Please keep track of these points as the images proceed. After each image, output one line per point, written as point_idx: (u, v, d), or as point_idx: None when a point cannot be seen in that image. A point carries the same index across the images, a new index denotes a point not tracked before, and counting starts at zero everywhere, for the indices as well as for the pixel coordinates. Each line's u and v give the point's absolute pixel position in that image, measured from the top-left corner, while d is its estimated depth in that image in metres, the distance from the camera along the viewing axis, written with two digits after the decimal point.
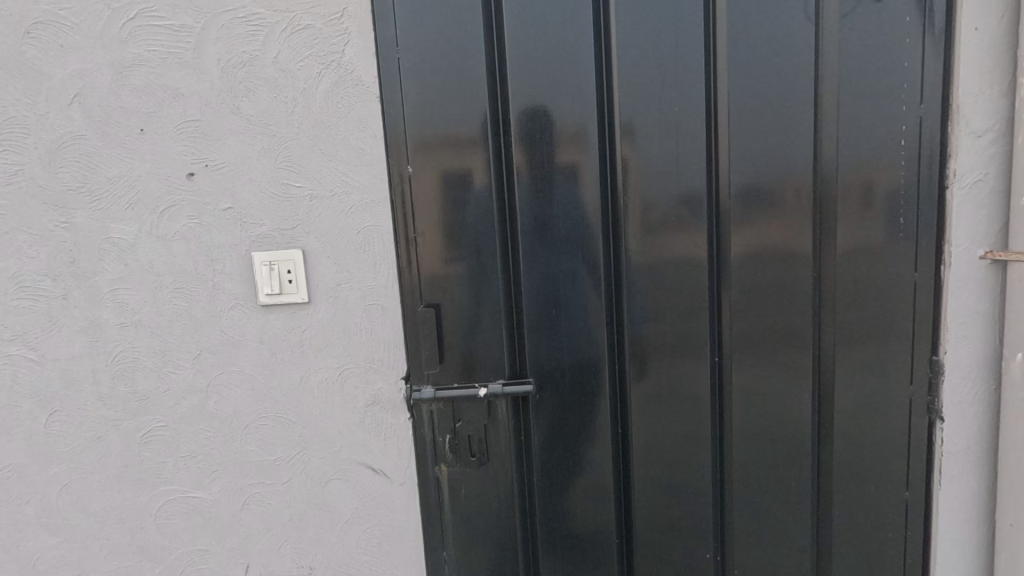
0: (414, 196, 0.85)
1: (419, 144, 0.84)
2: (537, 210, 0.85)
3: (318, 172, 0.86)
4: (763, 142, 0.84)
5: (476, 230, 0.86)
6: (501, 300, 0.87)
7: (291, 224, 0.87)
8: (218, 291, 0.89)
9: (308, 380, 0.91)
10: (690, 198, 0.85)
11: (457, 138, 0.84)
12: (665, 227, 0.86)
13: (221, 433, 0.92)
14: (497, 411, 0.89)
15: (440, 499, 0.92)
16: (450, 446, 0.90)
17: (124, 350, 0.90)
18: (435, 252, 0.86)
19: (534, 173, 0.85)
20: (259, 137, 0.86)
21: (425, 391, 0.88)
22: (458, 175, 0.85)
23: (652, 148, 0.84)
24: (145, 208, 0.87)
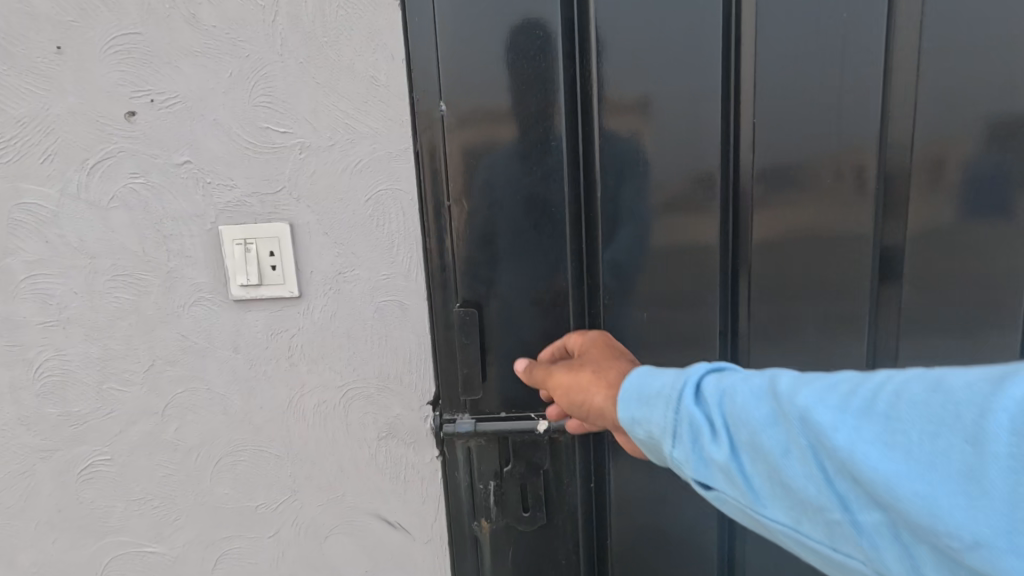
0: (450, 151, 0.59)
1: (458, 76, 0.58)
2: (629, 172, 0.60)
3: (309, 112, 0.60)
4: (973, 67, 0.56)
5: (540, 201, 0.60)
6: (572, 300, 0.62)
7: (273, 187, 0.62)
8: (175, 281, 0.65)
9: (299, 402, 0.67)
10: (853, 156, 0.58)
11: (513, 66, 0.57)
12: (814, 199, 0.60)
13: (184, 470, 0.69)
14: (560, 452, 0.64)
15: (478, 564, 0.68)
16: (494, 498, 0.65)
17: (51, 358, 0.66)
18: (477, 229, 0.60)
19: (624, 119, 0.58)
20: (224, 59, 0.59)
21: (463, 426, 0.63)
22: (513, 115, 0.58)
23: (802, 83, 0.57)
24: (71, 163, 0.62)
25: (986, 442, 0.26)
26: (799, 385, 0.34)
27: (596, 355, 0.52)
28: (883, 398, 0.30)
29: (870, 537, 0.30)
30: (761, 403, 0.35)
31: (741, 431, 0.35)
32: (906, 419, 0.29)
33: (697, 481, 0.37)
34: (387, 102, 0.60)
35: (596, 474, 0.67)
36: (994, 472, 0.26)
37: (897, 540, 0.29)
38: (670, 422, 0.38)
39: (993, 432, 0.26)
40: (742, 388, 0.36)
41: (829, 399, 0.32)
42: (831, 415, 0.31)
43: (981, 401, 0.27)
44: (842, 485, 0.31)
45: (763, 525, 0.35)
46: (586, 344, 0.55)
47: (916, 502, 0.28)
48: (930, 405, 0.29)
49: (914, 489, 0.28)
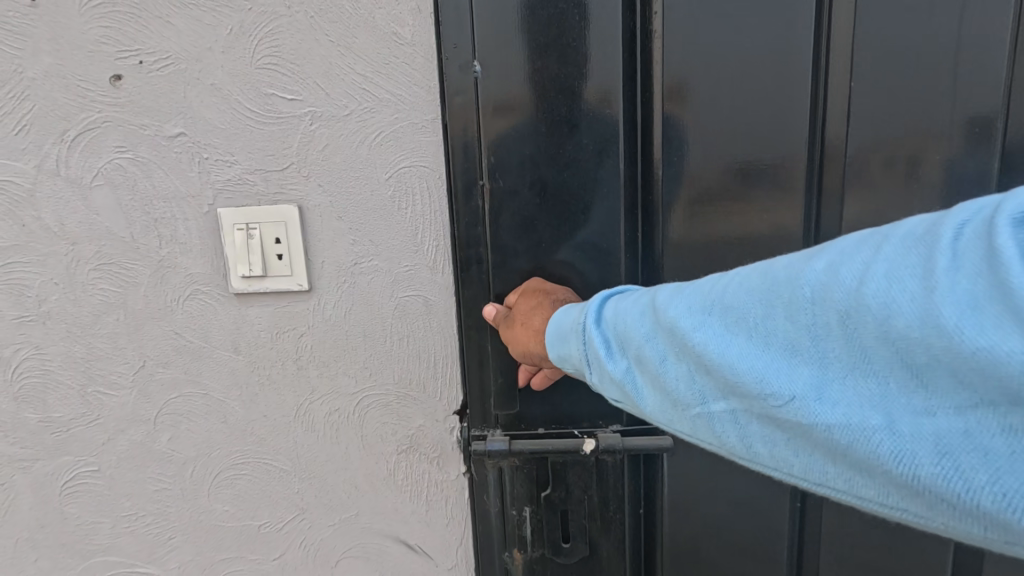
0: (486, 123, 0.51)
1: (495, 31, 0.49)
2: (697, 146, 0.50)
3: (322, 76, 0.52)
4: None
5: (591, 182, 0.52)
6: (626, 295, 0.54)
7: (280, 164, 0.53)
8: (167, 271, 0.56)
9: (308, 410, 0.59)
10: (974, 127, 0.48)
11: (560, 20, 0.49)
12: (924, 181, 0.50)
13: (179, 485, 0.61)
14: (609, 473, 0.56)
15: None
16: (529, 525, 0.57)
17: (29, 357, 0.59)
18: (517, 208, 0.52)
19: (691, 78, 0.49)
20: (224, 13, 0.51)
21: (494, 444, 0.53)
22: (558, 72, 0.49)
23: (918, 37, 0.47)
24: (48, 135, 0.54)
25: (821, 304, 0.26)
26: (663, 289, 0.35)
27: (525, 306, 0.49)
28: (727, 285, 0.31)
29: (742, 429, 0.31)
30: (637, 311, 0.36)
31: (624, 342, 0.36)
32: (746, 304, 0.29)
33: (617, 397, 0.38)
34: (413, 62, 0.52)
35: (646, 498, 0.59)
36: (825, 337, 0.26)
37: (768, 427, 0.29)
38: (589, 354, 0.38)
39: (810, 293, 0.27)
40: (622, 303, 0.38)
41: (694, 307, 0.32)
42: (686, 313, 0.32)
43: (805, 269, 0.27)
44: (703, 380, 0.31)
45: (664, 426, 0.36)
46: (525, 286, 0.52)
47: (808, 406, 0.27)
48: (771, 281, 0.29)
49: (777, 381, 0.27)
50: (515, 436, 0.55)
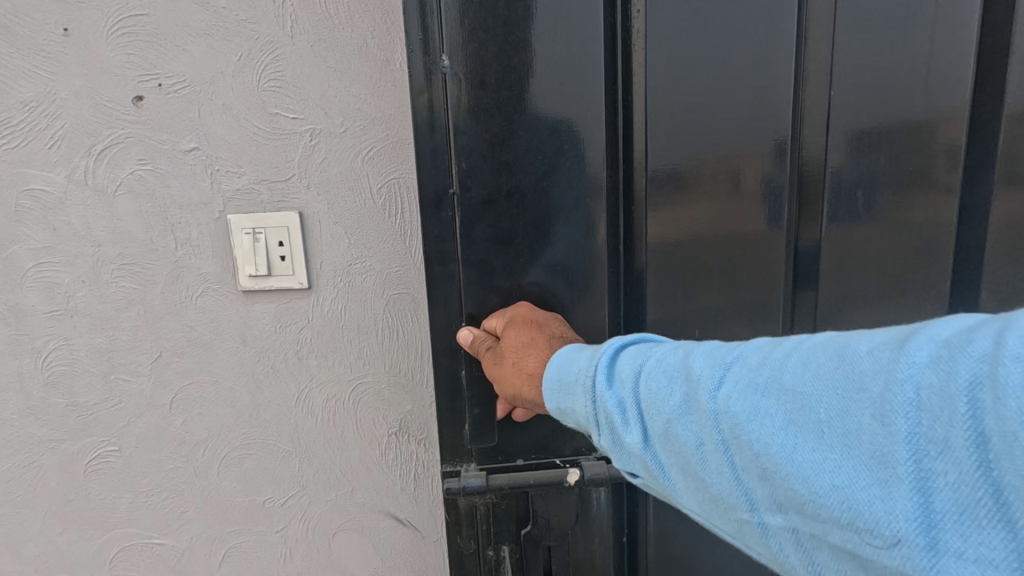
0: (459, 126, 0.48)
1: (467, 33, 0.47)
2: (677, 147, 0.50)
3: (321, 97, 0.58)
4: None
5: (572, 187, 0.51)
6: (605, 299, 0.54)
7: (284, 175, 0.60)
8: (182, 270, 0.63)
9: (307, 397, 0.65)
10: (947, 130, 0.49)
11: (534, 21, 0.47)
12: (897, 181, 0.50)
13: (192, 464, 0.68)
14: (592, 506, 0.57)
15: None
16: (508, 562, 0.57)
17: (57, 348, 0.65)
18: (489, 209, 0.50)
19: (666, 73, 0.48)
20: (234, 41, 0.57)
21: (470, 482, 0.53)
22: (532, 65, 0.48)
23: (889, 45, 0.48)
24: (77, 148, 0.60)
25: (929, 424, 0.22)
26: (706, 363, 0.31)
27: (516, 342, 0.48)
28: (790, 372, 0.27)
29: (805, 550, 0.27)
30: (673, 386, 0.32)
31: (657, 421, 0.33)
32: (821, 402, 0.26)
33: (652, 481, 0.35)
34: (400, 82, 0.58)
35: (626, 526, 0.60)
36: (930, 465, 0.22)
37: (846, 560, 0.26)
38: (622, 430, 0.35)
39: (903, 408, 0.23)
40: (654, 374, 0.34)
41: (751, 396, 0.28)
42: (744, 403, 0.28)
43: (896, 372, 0.24)
44: (769, 492, 0.28)
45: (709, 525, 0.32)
46: (511, 314, 0.51)
47: (914, 554, 0.23)
48: (852, 378, 0.25)
49: (869, 511, 0.24)
50: (491, 470, 0.56)
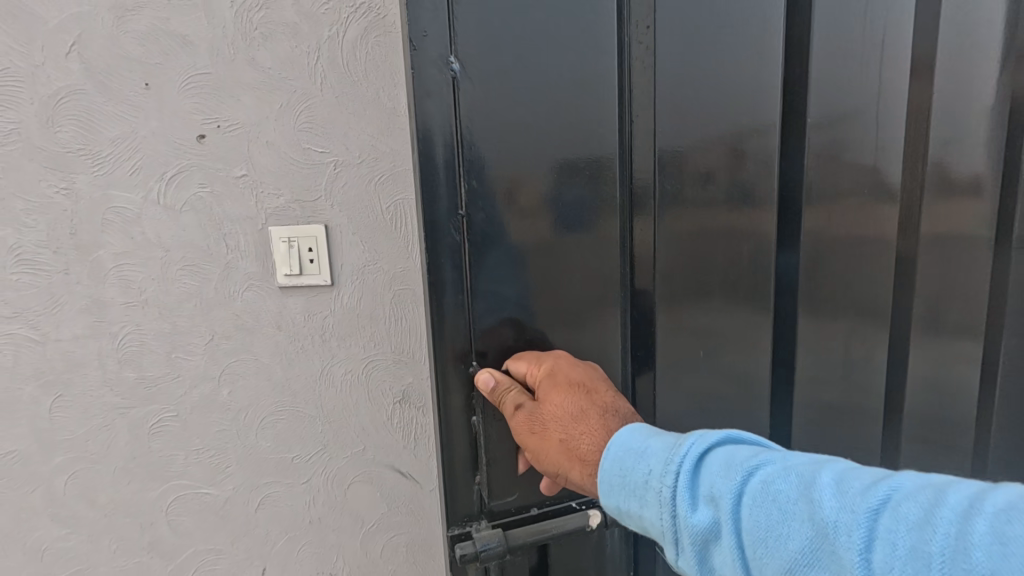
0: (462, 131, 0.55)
1: (468, 47, 0.54)
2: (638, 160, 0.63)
3: (343, 136, 0.75)
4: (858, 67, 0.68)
5: (575, 201, 0.60)
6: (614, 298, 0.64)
7: (313, 196, 0.76)
8: (231, 270, 0.79)
9: (329, 372, 0.81)
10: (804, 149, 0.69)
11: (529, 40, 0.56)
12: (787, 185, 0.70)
13: (235, 426, 0.84)
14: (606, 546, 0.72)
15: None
16: None
17: (130, 332, 0.82)
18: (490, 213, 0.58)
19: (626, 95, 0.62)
20: (276, 93, 0.74)
21: (489, 544, 0.61)
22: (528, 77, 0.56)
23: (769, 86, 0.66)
24: (152, 174, 0.77)
25: None
26: (843, 511, 0.36)
27: (565, 413, 0.54)
28: (965, 548, 0.32)
29: None
30: (796, 529, 0.38)
31: (775, 561, 0.38)
32: None
33: None
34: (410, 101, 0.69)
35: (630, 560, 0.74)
36: None
37: None
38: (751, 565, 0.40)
39: None
40: (785, 521, 0.38)
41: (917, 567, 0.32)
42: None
43: None
44: None
45: None
46: (548, 384, 0.57)
47: None
48: None
49: None
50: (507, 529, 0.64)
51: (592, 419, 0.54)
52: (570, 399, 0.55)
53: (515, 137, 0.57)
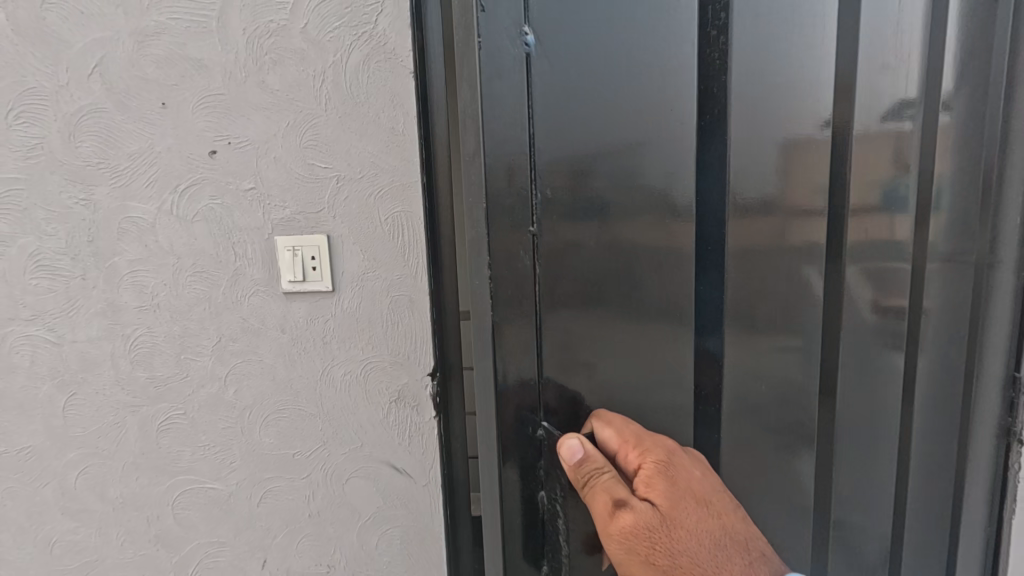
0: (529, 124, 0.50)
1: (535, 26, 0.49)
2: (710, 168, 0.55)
3: (345, 153, 0.80)
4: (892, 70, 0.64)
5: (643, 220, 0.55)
6: (690, 327, 0.58)
7: (316, 208, 0.82)
8: (239, 276, 0.85)
9: (330, 372, 0.86)
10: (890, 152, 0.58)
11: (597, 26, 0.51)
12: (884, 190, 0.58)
13: (239, 423, 0.89)
14: None
15: (453, 508, 0.88)
16: None
17: (142, 334, 0.87)
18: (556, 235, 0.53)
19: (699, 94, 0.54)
20: (284, 112, 0.80)
21: None
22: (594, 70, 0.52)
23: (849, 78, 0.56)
24: (167, 187, 0.83)
25: None
26: None
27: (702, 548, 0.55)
28: None
29: None
30: None
31: None
32: None
33: None
34: (421, 120, 0.79)
35: None
36: None
37: None
38: None
39: None
40: None
41: None
42: None
43: None
44: None
45: None
46: (671, 497, 0.54)
47: None
48: None
49: None
50: None
51: (733, 558, 0.56)
52: (703, 528, 0.56)
53: (587, 132, 0.52)
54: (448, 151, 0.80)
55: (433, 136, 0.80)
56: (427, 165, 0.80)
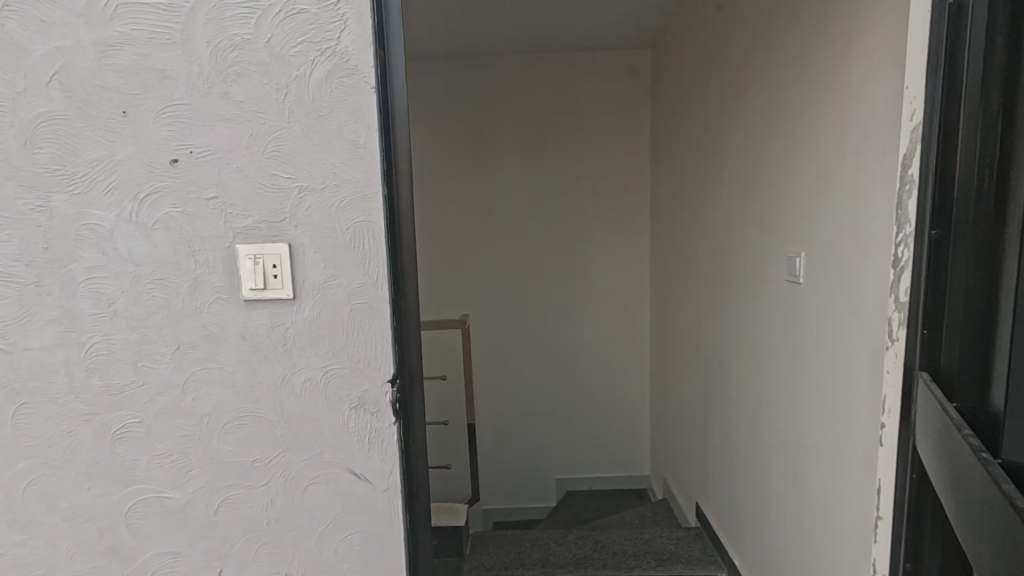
0: None
1: None
2: None
3: (308, 164, 0.83)
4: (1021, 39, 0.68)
5: None
6: None
7: (279, 217, 0.84)
8: (199, 283, 0.85)
9: (291, 378, 0.87)
10: None
11: None
12: None
13: (198, 431, 0.89)
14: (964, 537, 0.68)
15: (412, 515, 0.91)
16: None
17: (98, 342, 0.86)
18: None
19: None
20: (248, 123, 0.82)
21: None
22: None
23: None
24: (127, 195, 0.83)
25: None
26: None
27: None
28: None
29: None
30: None
31: None
32: None
33: None
34: (384, 139, 0.82)
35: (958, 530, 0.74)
36: None
37: None
38: None
39: None
40: None
41: None
42: None
43: None
44: None
45: None
46: None
47: None
48: None
49: None
50: None
51: None
52: None
53: None
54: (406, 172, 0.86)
55: (395, 158, 0.84)
56: (390, 180, 0.84)
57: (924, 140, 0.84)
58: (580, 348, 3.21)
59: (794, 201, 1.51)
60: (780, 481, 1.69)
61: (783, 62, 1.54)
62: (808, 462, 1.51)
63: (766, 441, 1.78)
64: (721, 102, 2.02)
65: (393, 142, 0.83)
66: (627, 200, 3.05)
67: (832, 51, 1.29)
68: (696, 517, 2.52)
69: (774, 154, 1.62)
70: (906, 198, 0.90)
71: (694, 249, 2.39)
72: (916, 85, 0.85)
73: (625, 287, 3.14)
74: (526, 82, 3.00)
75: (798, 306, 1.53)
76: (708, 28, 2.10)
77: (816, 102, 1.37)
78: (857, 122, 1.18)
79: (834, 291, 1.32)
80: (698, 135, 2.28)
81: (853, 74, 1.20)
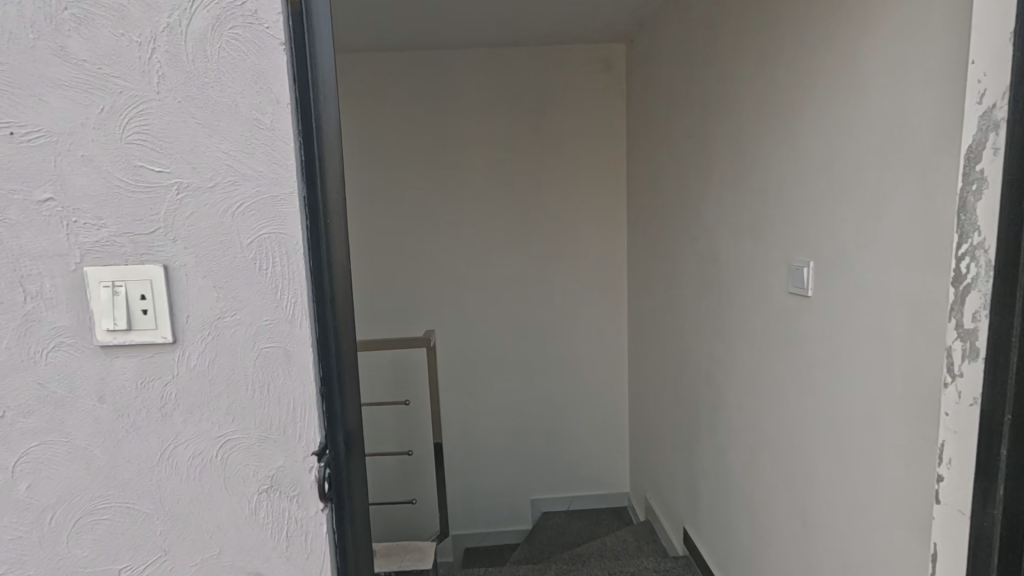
0: None
1: None
2: None
3: (188, 153, 0.58)
4: None
5: None
6: None
7: (147, 227, 0.58)
8: (31, 323, 0.59)
9: (171, 454, 0.62)
10: None
11: None
12: None
13: (36, 532, 0.62)
14: None
15: None
16: None
17: None
18: None
19: None
20: (94, 92, 0.56)
21: None
22: None
23: None
24: None
25: None
26: None
27: None
28: None
29: None
30: None
31: None
32: None
33: None
34: (302, 119, 0.59)
35: None
36: None
37: None
38: None
39: None
40: None
41: None
42: None
43: None
44: None
45: None
46: None
47: None
48: None
49: None
50: None
51: None
52: None
53: None
54: (340, 167, 0.63)
55: (326, 148, 0.60)
56: (322, 179, 0.61)
57: (1007, 128, 0.67)
58: (555, 360, 3.01)
59: (801, 207, 1.34)
60: (785, 515, 1.51)
61: (783, 50, 1.36)
62: (821, 498, 1.33)
63: (765, 471, 1.61)
64: (707, 98, 1.85)
65: (323, 126, 0.60)
66: (603, 202, 2.87)
67: (847, 35, 1.11)
68: (683, 544, 2.34)
69: (772, 151, 1.45)
70: (975, 200, 0.72)
71: (678, 257, 2.21)
72: (994, 58, 0.68)
73: (602, 296, 2.95)
74: (494, 77, 2.77)
75: (804, 323, 1.36)
76: (692, 18, 1.94)
77: (828, 95, 1.20)
78: (886, 114, 1.01)
79: (855, 308, 1.15)
80: (681, 133, 2.11)
81: (879, 59, 1.02)
